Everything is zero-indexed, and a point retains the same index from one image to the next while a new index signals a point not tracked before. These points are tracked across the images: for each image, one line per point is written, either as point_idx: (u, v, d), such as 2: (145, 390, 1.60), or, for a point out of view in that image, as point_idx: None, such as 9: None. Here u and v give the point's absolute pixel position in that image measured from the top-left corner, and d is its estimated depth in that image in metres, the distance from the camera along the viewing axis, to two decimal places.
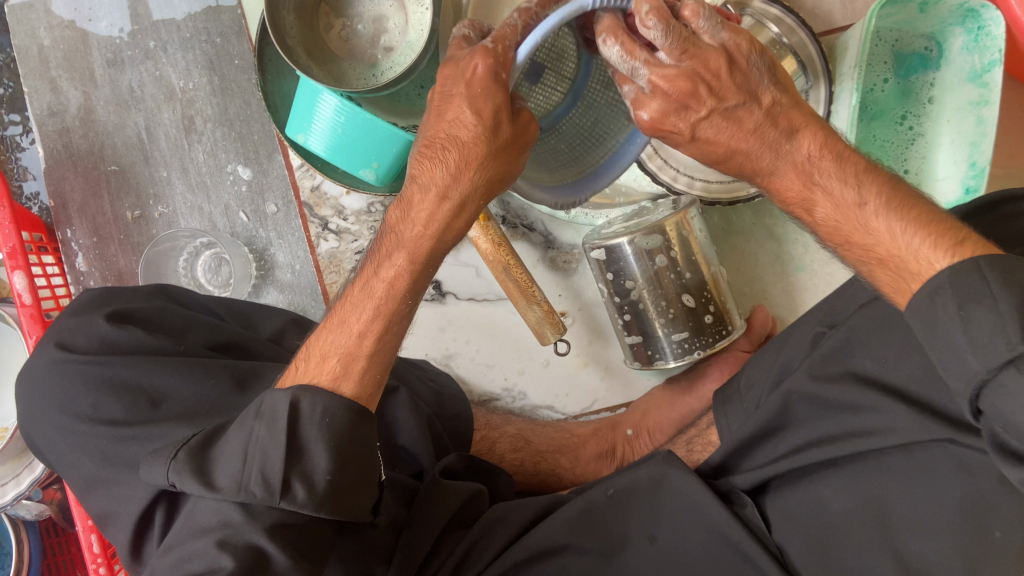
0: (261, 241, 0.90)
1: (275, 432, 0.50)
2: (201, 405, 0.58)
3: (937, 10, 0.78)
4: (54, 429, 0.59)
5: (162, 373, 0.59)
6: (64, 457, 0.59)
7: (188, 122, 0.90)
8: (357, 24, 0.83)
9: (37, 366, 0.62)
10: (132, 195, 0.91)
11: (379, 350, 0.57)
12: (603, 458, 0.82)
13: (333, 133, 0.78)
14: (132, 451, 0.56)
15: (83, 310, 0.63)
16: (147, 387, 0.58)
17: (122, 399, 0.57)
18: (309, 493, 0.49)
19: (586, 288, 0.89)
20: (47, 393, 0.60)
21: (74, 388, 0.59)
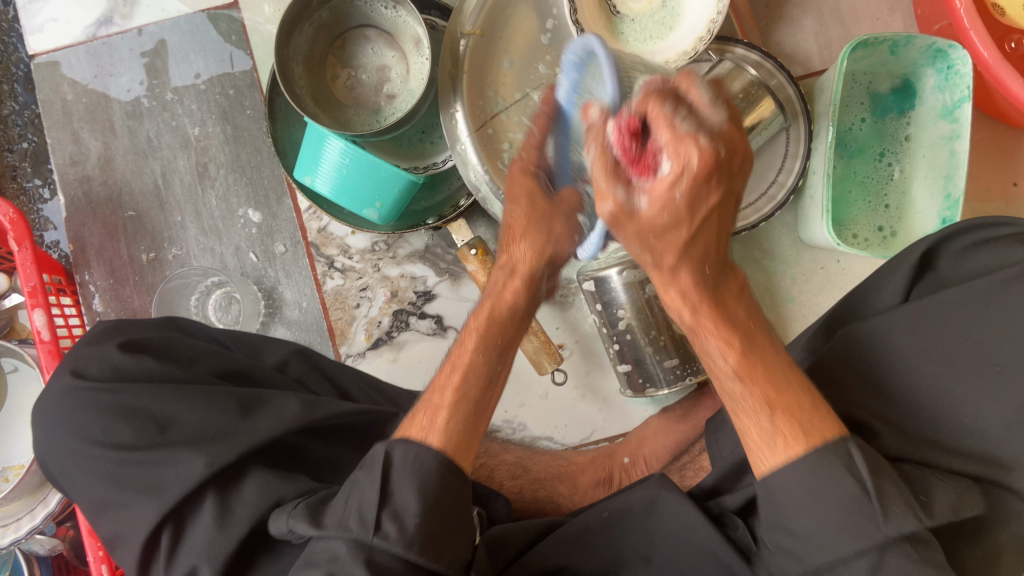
0: (270, 280, 0.94)
1: (373, 478, 0.52)
2: (207, 429, 0.61)
3: (908, 52, 0.83)
4: (68, 453, 0.62)
5: (171, 400, 0.62)
6: (75, 480, 0.62)
7: (202, 169, 0.95)
8: (361, 74, 0.88)
9: (52, 394, 0.64)
10: (147, 238, 0.95)
11: (462, 400, 0.57)
12: (601, 485, 0.84)
13: (338, 175, 0.82)
14: (144, 473, 0.59)
15: (97, 340, 0.66)
16: (157, 413, 0.62)
17: (134, 424, 0.61)
18: (400, 532, 0.49)
19: (583, 321, 0.93)
20: (61, 418, 0.63)
21: (87, 414, 0.62)
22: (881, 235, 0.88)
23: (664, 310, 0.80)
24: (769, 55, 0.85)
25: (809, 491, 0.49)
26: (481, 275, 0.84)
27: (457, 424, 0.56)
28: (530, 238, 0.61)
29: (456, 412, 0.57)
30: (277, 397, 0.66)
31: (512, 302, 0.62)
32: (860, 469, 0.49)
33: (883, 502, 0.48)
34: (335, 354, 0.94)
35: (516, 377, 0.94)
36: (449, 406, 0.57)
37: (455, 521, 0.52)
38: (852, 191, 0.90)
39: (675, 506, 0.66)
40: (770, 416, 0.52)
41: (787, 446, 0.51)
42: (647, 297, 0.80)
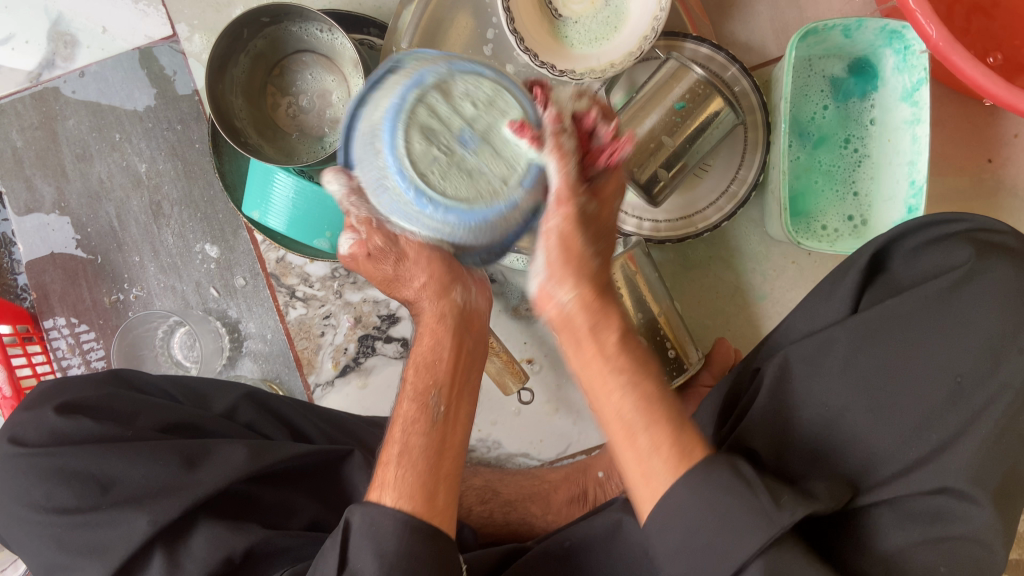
0: (232, 314, 0.93)
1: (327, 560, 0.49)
2: (151, 486, 0.60)
3: (862, 35, 0.79)
4: (14, 520, 0.61)
5: (113, 459, 0.61)
6: (24, 545, 0.61)
7: (156, 207, 0.94)
8: (303, 100, 0.86)
9: None
10: (108, 281, 0.95)
11: (416, 454, 0.52)
12: (575, 502, 0.82)
13: (285, 208, 0.81)
14: (88, 536, 0.58)
15: (36, 403, 0.65)
16: (98, 473, 0.60)
17: (75, 486, 0.60)
18: None
19: (551, 334, 0.91)
20: (4, 486, 0.62)
21: (27, 480, 0.61)
22: (852, 225, 0.85)
23: None
24: (720, 48, 0.82)
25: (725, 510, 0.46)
26: None
27: (410, 474, 0.51)
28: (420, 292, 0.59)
29: (404, 462, 0.52)
30: (222, 446, 0.65)
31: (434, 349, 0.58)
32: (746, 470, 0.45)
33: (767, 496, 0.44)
34: (303, 386, 0.93)
35: (488, 395, 0.92)
36: (401, 460, 0.52)
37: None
38: (818, 180, 0.86)
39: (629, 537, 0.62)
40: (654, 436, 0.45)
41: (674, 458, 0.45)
42: None
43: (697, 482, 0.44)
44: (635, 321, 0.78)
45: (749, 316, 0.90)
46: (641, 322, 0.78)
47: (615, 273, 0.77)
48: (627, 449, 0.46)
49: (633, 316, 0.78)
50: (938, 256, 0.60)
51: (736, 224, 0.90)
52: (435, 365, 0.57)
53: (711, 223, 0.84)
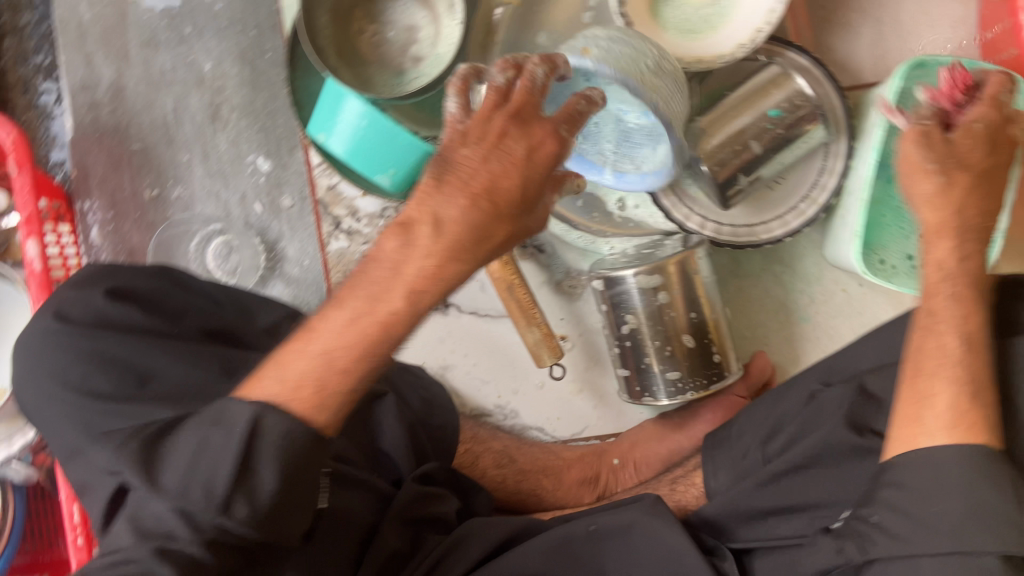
0: (273, 233, 0.91)
1: (230, 441, 0.44)
2: (188, 389, 0.58)
3: None
4: (43, 397, 0.59)
5: (155, 354, 0.59)
6: (48, 425, 0.58)
7: (214, 109, 0.91)
8: (389, 31, 0.84)
9: (32, 334, 0.61)
10: (152, 174, 0.92)
11: (379, 343, 0.46)
12: (586, 485, 0.82)
13: (354, 134, 0.79)
14: (115, 425, 0.55)
15: (85, 284, 0.63)
16: (137, 366, 0.58)
17: (111, 375, 0.57)
18: (250, 512, 0.44)
19: (588, 315, 0.91)
20: (40, 361, 0.60)
21: (66, 360, 0.59)
22: (909, 264, 0.85)
23: (676, 320, 0.77)
24: (820, 62, 0.80)
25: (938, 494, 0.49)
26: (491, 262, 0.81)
27: (339, 368, 0.46)
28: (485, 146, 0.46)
29: (360, 368, 0.46)
30: (262, 365, 0.63)
31: (452, 241, 0.46)
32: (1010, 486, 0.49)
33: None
34: None
35: (515, 362, 0.91)
36: (348, 343, 0.46)
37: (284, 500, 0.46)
38: (887, 216, 0.85)
39: (652, 533, 0.65)
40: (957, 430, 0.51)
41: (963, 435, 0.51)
42: (659, 305, 0.77)
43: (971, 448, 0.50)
44: (688, 320, 0.77)
45: (787, 335, 0.90)
46: (693, 322, 0.77)
47: (673, 271, 0.76)
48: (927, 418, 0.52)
49: (687, 314, 0.77)
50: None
51: (794, 243, 0.89)
52: (424, 272, 0.46)
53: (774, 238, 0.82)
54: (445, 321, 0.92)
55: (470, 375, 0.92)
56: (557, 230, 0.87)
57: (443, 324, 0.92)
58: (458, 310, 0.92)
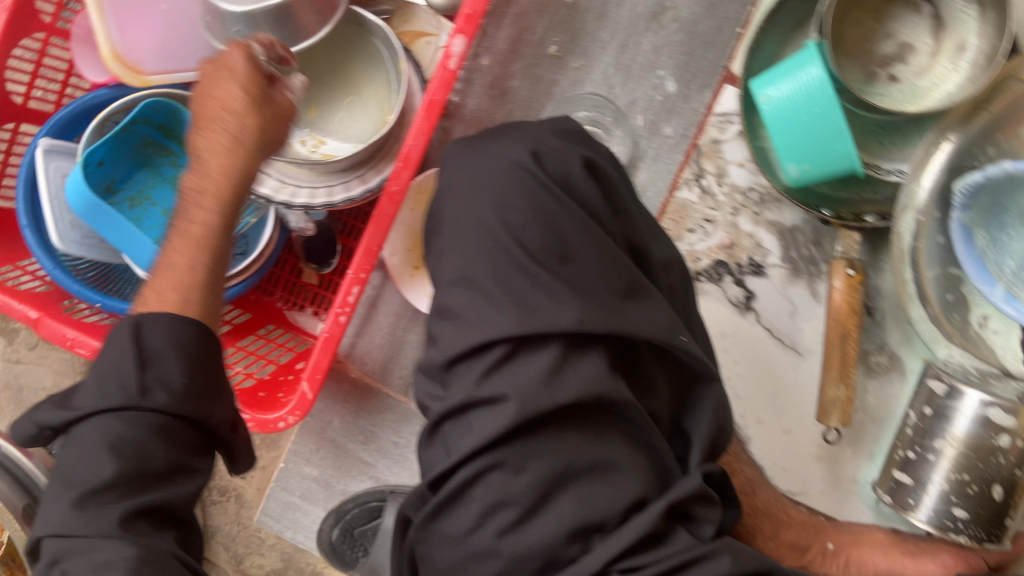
0: (638, 151, 0.88)
1: (121, 345, 0.51)
2: (599, 285, 0.56)
3: None
4: (474, 211, 0.58)
5: (586, 237, 0.56)
6: (457, 236, 0.58)
7: (659, 9, 0.86)
8: (883, 37, 0.79)
9: (493, 147, 0.60)
10: (564, 32, 0.87)
11: (199, 272, 0.57)
12: (793, 549, 0.80)
13: (798, 114, 0.76)
14: (526, 288, 0.54)
15: (562, 134, 0.61)
16: (567, 240, 0.56)
17: (544, 235, 0.56)
18: (169, 396, 0.50)
19: (874, 399, 0.86)
20: (490, 176, 0.58)
21: (514, 190, 0.57)
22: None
23: (996, 466, 0.73)
24: None
25: None
26: (837, 297, 0.79)
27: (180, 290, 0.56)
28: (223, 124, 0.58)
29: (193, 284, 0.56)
30: (658, 304, 0.58)
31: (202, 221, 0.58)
32: None
33: None
34: None
35: (778, 398, 0.87)
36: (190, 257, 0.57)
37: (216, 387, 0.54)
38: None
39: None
40: None
41: None
42: (991, 444, 0.73)
43: None
44: (1008, 474, 0.73)
45: None
46: (1011, 478, 0.73)
47: None
48: None
49: (1012, 467, 0.73)
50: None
51: None
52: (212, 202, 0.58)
53: None
54: (736, 321, 0.88)
55: (730, 383, 0.88)
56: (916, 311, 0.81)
57: (733, 322, 0.88)
58: (756, 318, 0.87)
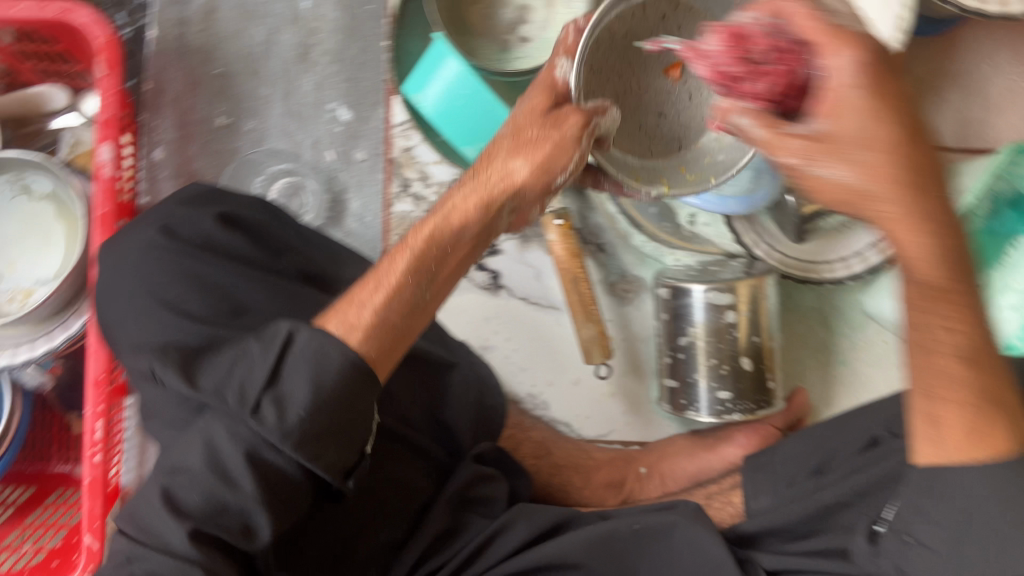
0: (340, 184, 0.90)
1: (265, 359, 0.47)
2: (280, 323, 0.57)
3: None
4: (127, 306, 0.57)
5: (254, 289, 0.58)
6: (123, 337, 0.57)
7: (305, 50, 0.90)
8: (502, 8, 0.84)
9: (132, 245, 0.59)
10: (228, 103, 0.90)
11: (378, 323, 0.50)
12: (610, 488, 0.83)
13: (450, 100, 0.79)
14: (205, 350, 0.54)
15: (190, 203, 0.61)
16: (235, 296, 0.57)
17: (208, 300, 0.56)
18: (277, 421, 0.45)
19: (637, 323, 0.91)
20: (137, 270, 0.58)
21: (163, 274, 0.57)
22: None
23: (734, 341, 0.78)
24: None
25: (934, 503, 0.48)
26: (559, 248, 0.81)
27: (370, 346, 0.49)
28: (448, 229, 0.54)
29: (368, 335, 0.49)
30: None
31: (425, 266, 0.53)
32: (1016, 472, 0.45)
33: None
34: None
35: (555, 354, 0.91)
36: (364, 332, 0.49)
37: (344, 427, 0.46)
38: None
39: (691, 537, 0.64)
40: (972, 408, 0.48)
41: (963, 443, 0.48)
42: (722, 323, 0.78)
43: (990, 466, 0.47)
44: (748, 343, 0.79)
45: (824, 376, 0.92)
46: (753, 346, 0.79)
47: (744, 291, 0.78)
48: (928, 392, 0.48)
49: (748, 337, 0.79)
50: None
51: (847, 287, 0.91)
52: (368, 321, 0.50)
53: (836, 278, 0.84)
54: (493, 301, 0.92)
55: (509, 361, 0.91)
56: (635, 234, 0.89)
57: (490, 304, 0.92)
58: (508, 293, 0.92)
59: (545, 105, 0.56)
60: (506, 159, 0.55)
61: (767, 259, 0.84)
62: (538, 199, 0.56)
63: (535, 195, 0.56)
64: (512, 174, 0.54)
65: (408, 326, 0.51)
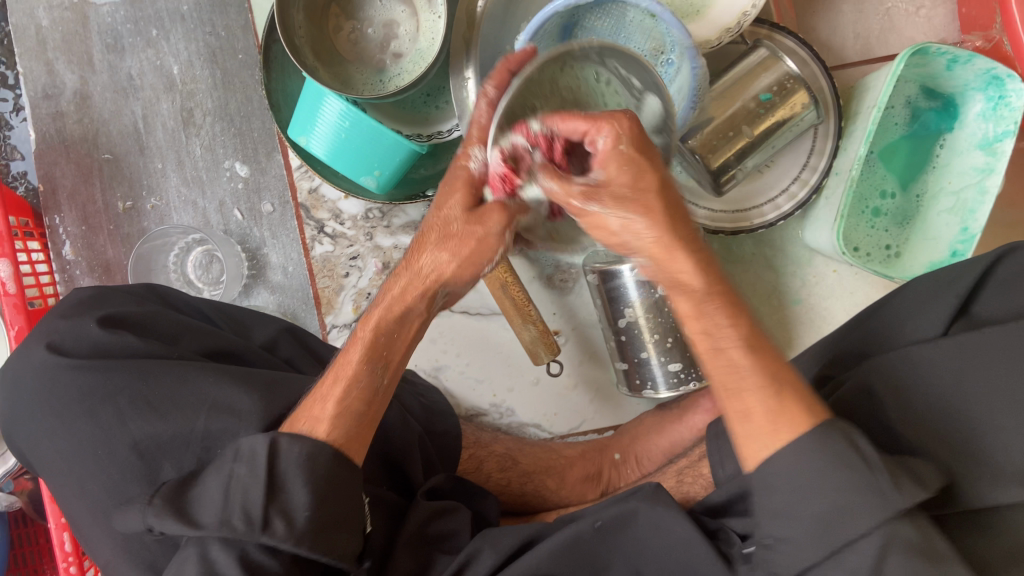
0: (254, 240, 0.88)
1: (255, 470, 0.49)
2: (199, 401, 0.56)
3: (964, 71, 0.77)
4: (47, 437, 0.57)
5: (163, 377, 0.56)
6: (55, 466, 0.58)
7: (187, 115, 0.88)
8: (367, 28, 0.81)
9: (26, 373, 0.59)
10: (124, 184, 0.89)
11: (347, 402, 0.54)
12: (589, 481, 0.82)
13: (336, 138, 0.76)
14: (138, 453, 0.55)
15: (74, 314, 0.61)
16: (147, 392, 0.56)
17: (121, 404, 0.56)
18: (288, 528, 0.47)
19: (582, 309, 0.89)
20: (43, 398, 0.58)
21: (68, 396, 0.57)
22: (885, 253, 0.85)
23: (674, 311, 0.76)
24: (805, 43, 0.79)
25: (800, 490, 0.45)
26: None
27: (338, 424, 0.53)
28: (445, 247, 0.55)
29: (337, 423, 0.53)
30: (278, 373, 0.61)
31: (396, 309, 0.57)
32: (863, 445, 0.45)
33: (885, 474, 0.44)
34: (319, 325, 0.88)
35: (509, 360, 0.90)
36: (330, 418, 0.53)
37: (348, 515, 0.51)
38: (864, 209, 0.85)
39: (656, 519, 0.62)
40: (774, 393, 0.47)
41: (779, 424, 0.47)
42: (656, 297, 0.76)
43: (802, 441, 0.45)
44: None
45: (781, 318, 0.90)
46: None
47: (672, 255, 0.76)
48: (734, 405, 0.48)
49: None
50: (1016, 292, 0.57)
51: (784, 225, 0.89)
52: (347, 384, 0.55)
53: (767, 221, 0.83)
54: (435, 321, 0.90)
55: (464, 376, 0.90)
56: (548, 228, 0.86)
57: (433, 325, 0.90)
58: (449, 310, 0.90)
59: (468, 202, 0.55)
60: (419, 256, 0.57)
61: (694, 218, 0.83)
62: (465, 284, 0.58)
63: (463, 281, 0.58)
64: (428, 276, 0.56)
65: (371, 411, 0.55)
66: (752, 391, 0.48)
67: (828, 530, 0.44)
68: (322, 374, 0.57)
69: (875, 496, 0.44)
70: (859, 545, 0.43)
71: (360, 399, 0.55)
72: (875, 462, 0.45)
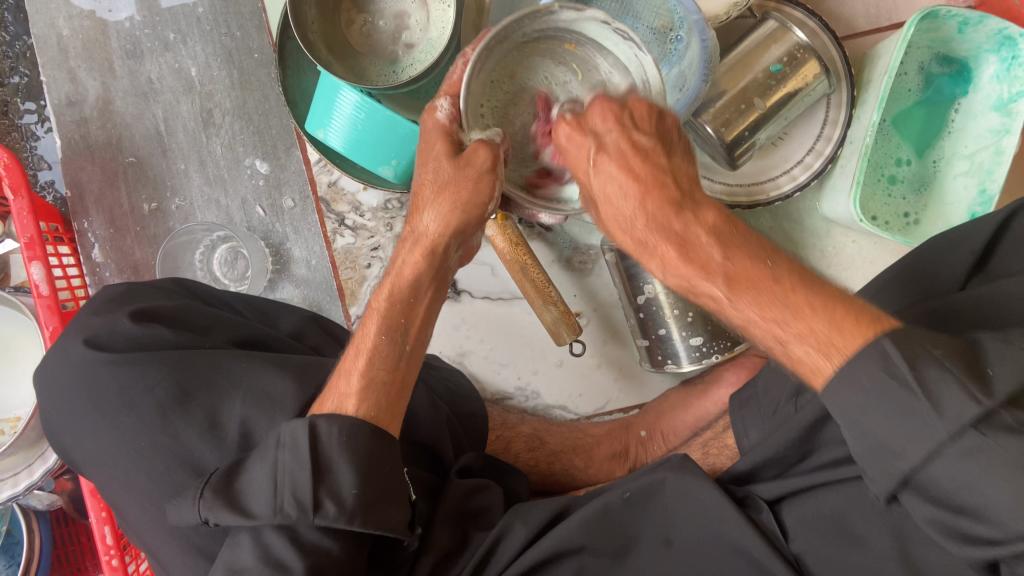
0: (277, 235, 0.90)
1: (299, 455, 0.49)
2: (233, 387, 0.57)
3: (976, 33, 0.77)
4: (86, 429, 0.59)
5: (195, 366, 0.58)
6: (94, 456, 0.59)
7: (207, 115, 0.90)
8: (378, 20, 0.83)
9: (64, 366, 0.61)
10: (149, 187, 0.91)
11: (374, 371, 0.56)
12: (616, 459, 0.83)
13: (353, 129, 0.76)
14: (174, 440, 0.56)
15: (105, 310, 0.63)
16: (181, 380, 0.57)
17: (155, 394, 0.57)
18: (339, 508, 0.48)
19: (602, 290, 0.90)
20: (80, 392, 0.59)
21: (103, 388, 0.58)
22: (905, 221, 0.85)
23: None
24: (815, 14, 0.79)
25: (876, 413, 0.40)
26: (499, 241, 0.79)
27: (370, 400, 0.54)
28: (435, 203, 0.59)
29: (365, 399, 0.54)
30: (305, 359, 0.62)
31: (403, 275, 0.60)
32: (900, 365, 0.39)
33: (926, 392, 0.38)
34: (344, 315, 0.89)
35: (533, 343, 0.91)
36: (358, 393, 0.54)
37: (391, 487, 0.51)
38: (880, 178, 0.85)
39: (684, 489, 0.63)
40: (823, 321, 0.43)
41: (834, 339, 0.42)
42: None
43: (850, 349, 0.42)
44: None
45: None
46: None
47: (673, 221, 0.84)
48: (793, 352, 0.44)
49: None
50: None
51: (801, 197, 0.90)
52: (372, 357, 0.56)
53: (783, 193, 0.83)
54: (458, 308, 0.91)
55: (488, 360, 0.91)
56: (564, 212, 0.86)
57: (457, 312, 0.91)
58: (470, 296, 0.91)
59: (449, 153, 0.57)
60: (416, 215, 0.60)
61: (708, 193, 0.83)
62: (473, 228, 0.61)
63: (468, 229, 0.61)
64: (425, 236, 0.60)
65: (396, 380, 0.56)
66: (789, 325, 0.45)
67: (896, 451, 0.40)
68: (343, 351, 0.58)
69: (919, 410, 0.38)
70: (935, 459, 0.38)
71: (389, 367, 0.56)
72: (915, 381, 0.39)
